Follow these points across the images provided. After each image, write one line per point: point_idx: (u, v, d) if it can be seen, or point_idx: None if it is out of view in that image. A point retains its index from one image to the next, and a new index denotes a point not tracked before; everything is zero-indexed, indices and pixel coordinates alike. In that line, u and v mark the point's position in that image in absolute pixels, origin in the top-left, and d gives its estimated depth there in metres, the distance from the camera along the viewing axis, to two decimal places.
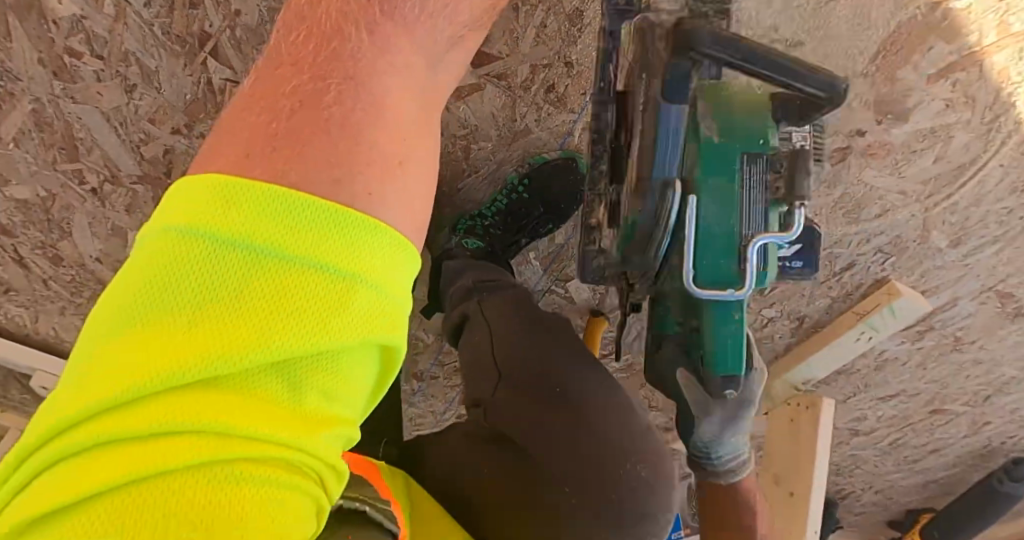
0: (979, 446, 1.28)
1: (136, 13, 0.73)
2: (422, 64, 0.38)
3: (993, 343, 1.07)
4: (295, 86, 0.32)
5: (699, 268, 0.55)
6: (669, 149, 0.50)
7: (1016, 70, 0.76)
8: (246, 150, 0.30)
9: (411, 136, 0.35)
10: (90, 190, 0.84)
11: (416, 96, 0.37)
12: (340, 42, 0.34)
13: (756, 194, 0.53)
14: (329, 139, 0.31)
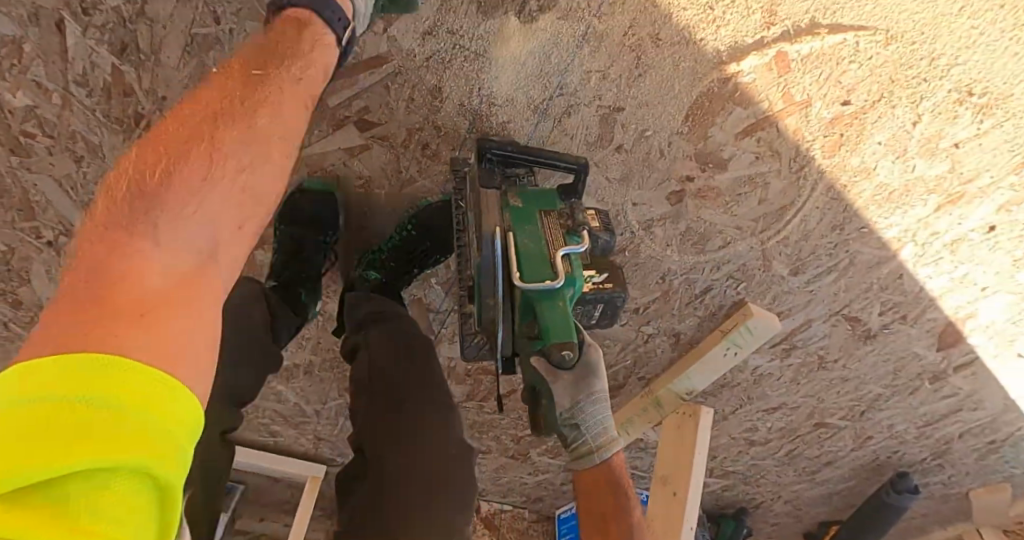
0: (869, 458, 1.39)
1: (79, 101, 0.87)
2: (196, 233, 0.44)
3: (854, 362, 1.19)
4: (79, 280, 0.39)
5: (525, 268, 0.77)
6: (487, 217, 0.80)
7: (809, 132, 0.90)
8: (41, 334, 0.35)
9: (178, 305, 0.40)
10: (47, 242, 1.05)
11: (191, 266, 0.43)
12: (118, 234, 0.41)
13: (553, 228, 0.83)
14: (92, 316, 0.36)
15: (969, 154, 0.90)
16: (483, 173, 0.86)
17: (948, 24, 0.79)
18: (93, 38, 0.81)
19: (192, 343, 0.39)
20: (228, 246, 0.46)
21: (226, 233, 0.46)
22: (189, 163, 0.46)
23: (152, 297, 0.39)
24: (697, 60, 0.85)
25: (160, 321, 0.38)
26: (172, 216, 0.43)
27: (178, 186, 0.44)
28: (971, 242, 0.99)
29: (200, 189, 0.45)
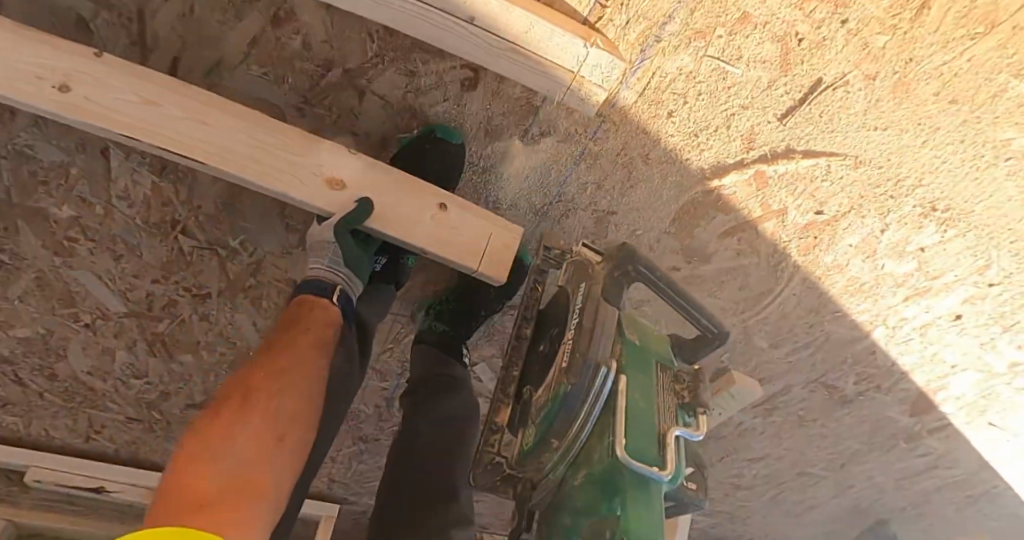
0: (850, 501, 1.49)
1: (121, 211, 0.97)
2: (256, 442, 0.63)
3: (832, 421, 1.28)
4: (182, 475, 0.59)
5: (631, 436, 0.70)
6: (601, 342, 0.71)
7: (785, 233, 0.99)
8: (157, 516, 0.55)
9: (239, 494, 0.58)
10: (84, 324, 1.14)
11: (253, 462, 0.62)
12: (204, 445, 0.61)
13: (667, 398, 0.77)
14: (186, 507, 0.55)
15: (936, 256, 0.98)
16: (606, 284, 0.77)
17: (912, 153, 0.87)
18: (134, 161, 0.90)
19: (247, 522, 0.57)
20: (266, 460, 0.63)
21: (262, 450, 0.63)
22: (229, 412, 0.65)
23: (207, 505, 0.56)
24: (682, 175, 0.93)
25: (222, 510, 0.56)
26: (220, 446, 0.61)
27: (227, 419, 0.64)
28: (939, 327, 1.08)
29: (238, 426, 0.64)
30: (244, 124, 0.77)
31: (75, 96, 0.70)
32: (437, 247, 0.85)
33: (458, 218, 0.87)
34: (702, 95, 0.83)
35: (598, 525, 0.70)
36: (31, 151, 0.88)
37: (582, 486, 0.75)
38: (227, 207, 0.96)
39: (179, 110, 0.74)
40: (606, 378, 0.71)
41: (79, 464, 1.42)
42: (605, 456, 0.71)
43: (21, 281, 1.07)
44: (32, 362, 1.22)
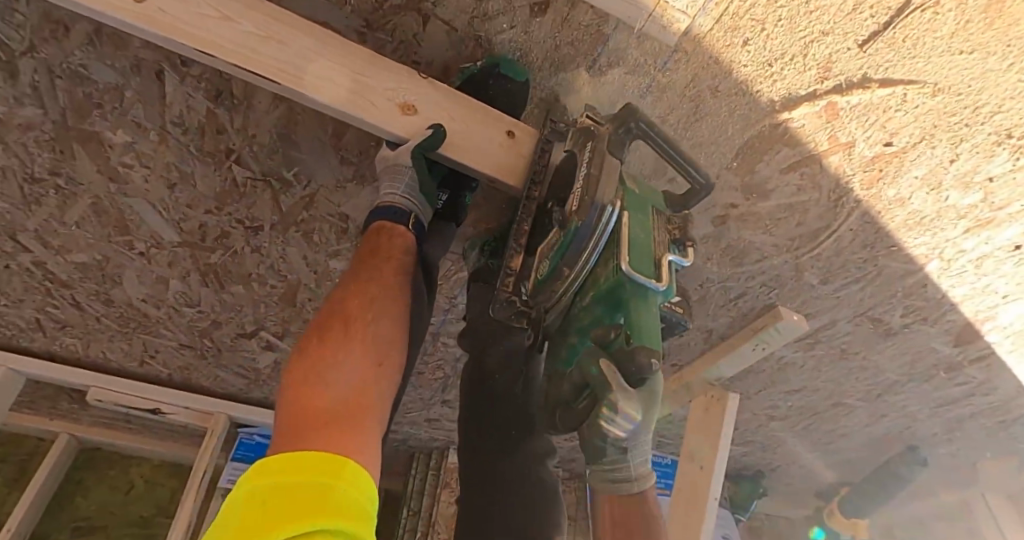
0: (882, 430, 1.53)
1: (175, 138, 0.95)
2: (358, 368, 0.66)
3: (875, 354, 1.30)
4: (296, 397, 0.61)
5: (632, 255, 0.73)
6: (608, 184, 0.73)
7: (850, 167, 0.97)
8: (280, 434, 0.57)
9: (352, 412, 0.60)
10: (139, 252, 1.16)
11: (358, 387, 0.64)
12: (311, 370, 0.64)
13: (660, 235, 0.80)
14: (308, 421, 0.57)
15: (1002, 187, 0.96)
16: (612, 141, 0.76)
17: (995, 76, 0.83)
18: (190, 86, 0.87)
19: (366, 437, 0.58)
20: (370, 385, 0.65)
21: (365, 376, 0.65)
22: (330, 342, 0.67)
23: (336, 419, 0.58)
24: (751, 107, 0.90)
25: (340, 426, 0.57)
26: (329, 375, 0.63)
27: (329, 347, 0.67)
28: (996, 259, 1.07)
29: (341, 358, 0.66)
30: (317, 44, 0.77)
31: (148, 7, 0.68)
32: (502, 173, 0.85)
33: (524, 146, 0.87)
34: (784, 22, 0.79)
35: (603, 334, 0.70)
36: (85, 72, 0.86)
37: (590, 308, 0.76)
38: (283, 139, 0.94)
39: (254, 27, 0.73)
40: (612, 214, 0.74)
41: (135, 386, 1.49)
42: (611, 278, 0.73)
43: (78, 207, 1.07)
44: (88, 288, 1.24)
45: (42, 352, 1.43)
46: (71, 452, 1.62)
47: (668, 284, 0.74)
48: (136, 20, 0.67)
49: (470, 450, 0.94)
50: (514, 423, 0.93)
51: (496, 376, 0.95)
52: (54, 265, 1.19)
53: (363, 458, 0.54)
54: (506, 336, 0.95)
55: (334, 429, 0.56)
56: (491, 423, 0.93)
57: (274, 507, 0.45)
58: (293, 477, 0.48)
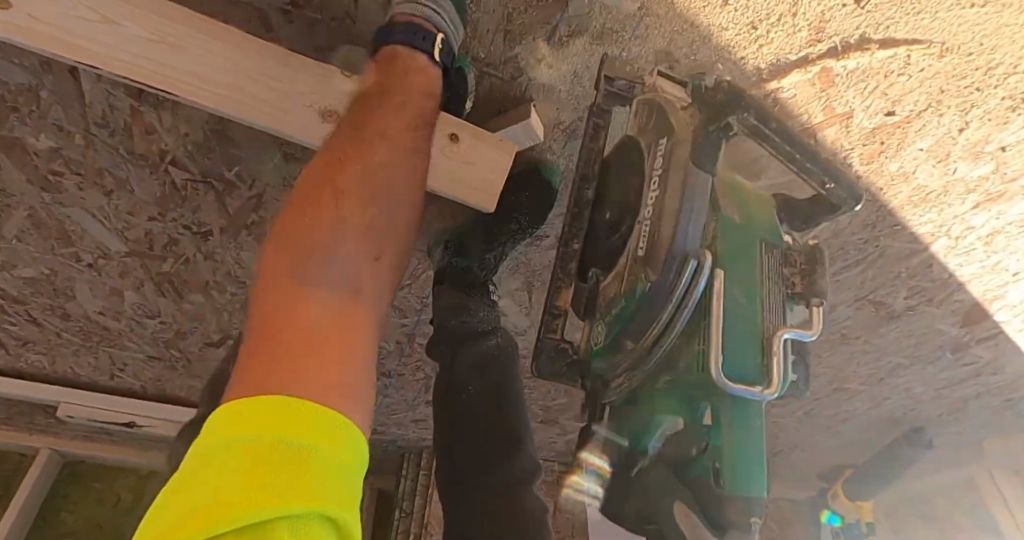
0: (887, 413, 1.47)
1: (102, 140, 0.87)
2: (347, 272, 0.58)
3: (877, 338, 1.22)
4: (277, 293, 0.54)
5: (731, 353, 0.68)
6: (693, 234, 0.64)
7: (848, 140, 0.88)
8: (260, 349, 0.49)
9: (337, 321, 0.53)
10: (87, 264, 1.08)
11: (343, 292, 0.56)
12: (296, 265, 0.56)
13: (772, 296, 0.73)
14: (288, 346, 0.48)
15: (1017, 156, 0.88)
16: (698, 145, 0.65)
17: (1010, 31, 0.73)
18: (109, 84, 0.78)
19: (354, 361, 0.51)
20: (335, 346, 0.51)
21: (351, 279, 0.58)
22: (316, 217, 0.61)
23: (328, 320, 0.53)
24: (733, 78, 0.81)
25: (319, 350, 0.49)
26: (291, 318, 0.51)
27: (313, 240, 0.59)
28: (1007, 234, 0.99)
29: (329, 247, 0.59)
30: (215, 44, 0.69)
31: (20, 15, 0.61)
32: (448, 184, 0.81)
33: (471, 149, 0.81)
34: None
35: (684, 443, 0.72)
36: None
37: (665, 392, 0.74)
38: (221, 137, 0.86)
39: (144, 31, 0.66)
40: (698, 271, 0.65)
41: (109, 399, 1.43)
42: (697, 370, 0.69)
43: (13, 219, 1.00)
44: (42, 302, 1.17)
45: (5, 368, 1.37)
46: (55, 466, 1.57)
47: (778, 388, 0.67)
48: (2, 30, 0.60)
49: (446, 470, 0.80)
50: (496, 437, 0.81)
51: (473, 382, 0.85)
52: (0, 280, 1.12)
53: (360, 346, 0.53)
54: (479, 338, 0.90)
55: (323, 330, 0.51)
56: (468, 435, 0.81)
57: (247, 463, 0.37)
58: (260, 428, 0.40)
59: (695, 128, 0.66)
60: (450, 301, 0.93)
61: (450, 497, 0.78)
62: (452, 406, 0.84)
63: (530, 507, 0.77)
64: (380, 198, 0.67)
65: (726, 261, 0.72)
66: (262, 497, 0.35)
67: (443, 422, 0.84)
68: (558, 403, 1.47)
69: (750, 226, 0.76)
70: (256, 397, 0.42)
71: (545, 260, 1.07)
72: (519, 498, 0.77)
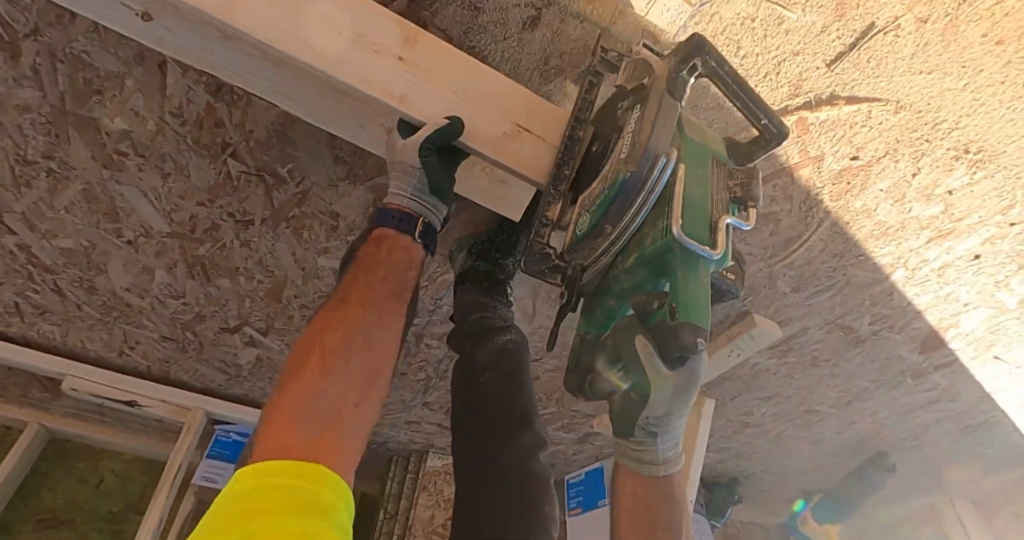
0: (853, 437, 1.58)
1: (172, 129, 0.98)
2: (344, 387, 0.65)
3: (845, 361, 1.34)
4: (283, 402, 0.62)
5: (686, 219, 0.72)
6: (664, 134, 0.69)
7: (819, 180, 1.01)
8: (261, 450, 0.56)
9: (329, 430, 0.60)
10: (127, 241, 1.17)
11: (340, 408, 0.63)
12: (303, 379, 0.64)
13: (721, 194, 0.77)
14: (284, 448, 0.55)
15: (962, 199, 1.02)
16: (671, 79, 0.70)
17: (952, 94, 0.89)
18: (191, 79, 0.90)
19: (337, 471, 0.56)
20: (320, 455, 0.57)
21: (347, 399, 0.64)
22: (313, 367, 0.66)
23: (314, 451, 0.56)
24: (727, 121, 0.96)
25: (308, 457, 0.55)
26: (287, 428, 0.58)
27: (321, 360, 0.67)
28: (957, 267, 1.13)
29: (320, 385, 0.64)
30: (318, 70, 0.83)
31: (158, 27, 0.77)
32: (479, 196, 0.93)
33: (507, 170, 0.91)
34: (758, 46, 0.85)
35: (646, 301, 0.75)
36: (88, 58, 0.89)
37: (629, 269, 0.79)
38: (280, 135, 0.97)
39: (251, 48, 0.80)
40: (667, 167, 0.71)
41: (113, 378, 1.48)
42: (660, 239, 0.73)
43: (69, 191, 1.09)
44: (72, 274, 1.24)
45: (20, 338, 1.42)
46: (41, 441, 1.58)
47: (724, 251, 0.72)
48: (147, 41, 0.77)
49: (462, 450, 0.88)
50: (507, 416, 0.89)
51: (489, 371, 0.94)
52: (39, 249, 1.19)
53: (335, 472, 0.56)
54: (493, 332, 0.99)
55: (307, 459, 0.55)
56: (481, 419, 0.89)
57: (253, 501, 0.49)
58: (261, 479, 0.51)
59: (671, 69, 0.71)
60: (472, 299, 1.03)
61: (466, 471, 0.84)
62: (471, 392, 0.93)
63: (537, 470, 0.83)
64: (369, 349, 0.70)
65: (687, 153, 0.77)
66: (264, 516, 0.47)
67: (460, 409, 0.92)
68: (547, 412, 1.55)
69: (705, 143, 0.79)
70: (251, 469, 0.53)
71: None
72: (527, 464, 0.83)
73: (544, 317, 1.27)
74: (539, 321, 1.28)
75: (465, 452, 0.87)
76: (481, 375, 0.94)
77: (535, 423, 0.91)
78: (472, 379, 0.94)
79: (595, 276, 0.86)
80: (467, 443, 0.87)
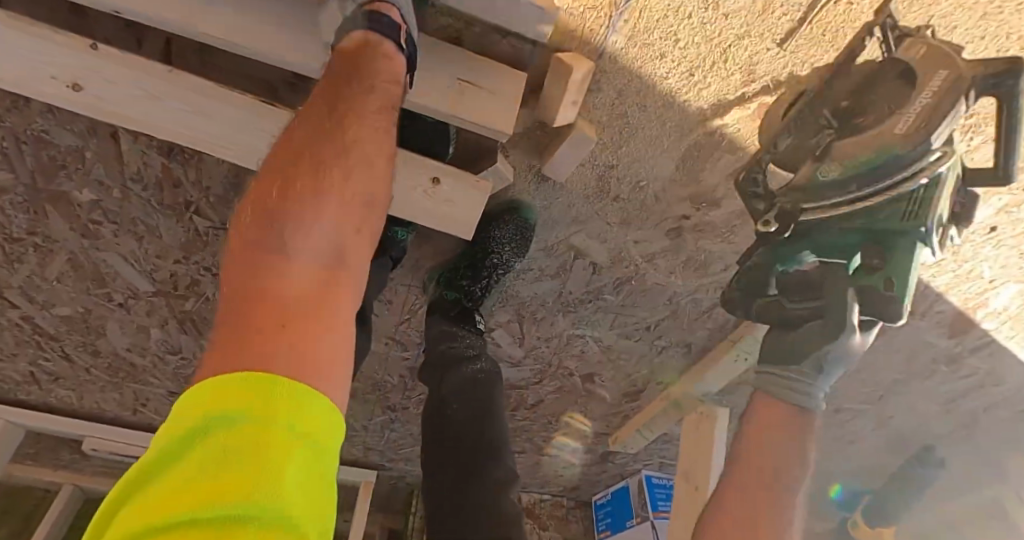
0: (894, 433, 1.47)
1: (135, 192, 1.01)
2: (334, 223, 0.56)
3: (867, 354, 1.24)
4: (252, 241, 0.51)
5: (938, 203, 0.75)
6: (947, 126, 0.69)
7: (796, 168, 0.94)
8: (223, 330, 0.45)
9: (317, 277, 0.51)
10: (118, 303, 1.20)
11: (323, 251, 0.53)
12: (276, 211, 0.53)
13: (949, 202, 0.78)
14: (259, 322, 0.45)
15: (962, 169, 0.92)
16: (972, 81, 0.68)
17: None
18: (143, 144, 0.93)
19: (339, 329, 0.49)
20: (321, 307, 0.49)
21: (338, 231, 0.55)
22: (293, 194, 0.55)
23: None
24: (682, 118, 0.89)
25: (287, 323, 0.45)
26: (270, 281, 0.48)
27: (296, 196, 0.55)
28: (973, 244, 1.01)
29: (311, 218, 0.54)
30: (245, 111, 0.82)
31: (89, 95, 0.78)
32: (428, 219, 0.89)
33: (451, 190, 0.88)
34: (697, 38, 0.80)
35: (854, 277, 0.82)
36: (47, 137, 0.93)
37: (832, 243, 0.83)
38: (236, 187, 0.99)
39: (182, 104, 0.80)
40: (942, 161, 0.73)
41: (131, 434, 1.52)
42: (898, 220, 0.76)
43: (56, 263, 1.13)
44: (76, 339, 1.28)
45: (40, 404, 1.47)
46: (74, 502, 1.62)
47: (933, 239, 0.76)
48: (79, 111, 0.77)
49: (429, 484, 0.85)
50: (472, 448, 0.85)
51: (456, 401, 0.91)
52: (41, 318, 1.24)
53: (337, 331, 0.48)
54: (462, 361, 0.97)
55: (297, 321, 0.46)
56: (446, 450, 0.85)
57: (231, 447, 0.36)
58: (237, 407, 0.38)
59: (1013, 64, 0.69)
60: (439, 328, 1.02)
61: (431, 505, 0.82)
62: (438, 421, 0.90)
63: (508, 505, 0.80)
64: (360, 173, 0.61)
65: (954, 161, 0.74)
66: (230, 490, 0.34)
67: (430, 443, 0.88)
68: (560, 435, 1.49)
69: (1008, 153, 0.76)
70: (226, 374, 0.40)
71: (533, 293, 1.14)
72: (497, 498, 0.80)
73: (534, 338, 1.23)
74: (530, 346, 1.25)
75: (431, 486, 0.84)
76: (449, 404, 0.91)
77: (506, 451, 0.87)
78: (439, 409, 0.91)
79: (764, 246, 0.88)
80: (432, 477, 0.85)
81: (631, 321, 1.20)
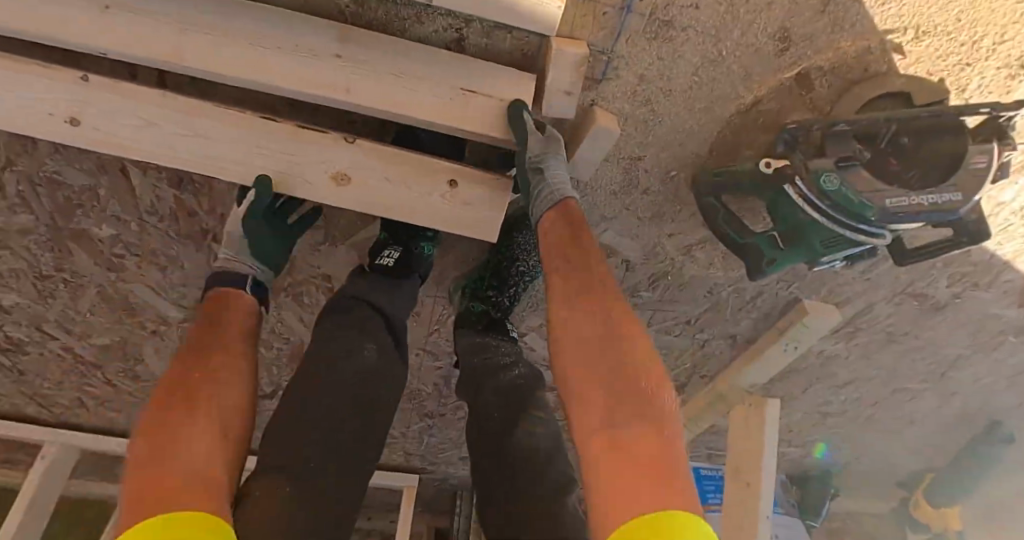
0: (958, 409, 1.38)
1: (152, 224, 1.00)
2: (202, 419, 0.63)
3: (928, 332, 1.15)
4: (189, 446, 0.58)
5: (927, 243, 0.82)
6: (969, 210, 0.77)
7: None
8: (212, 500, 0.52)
9: (192, 458, 0.57)
10: (152, 330, 1.21)
11: (197, 439, 0.60)
12: (166, 428, 0.60)
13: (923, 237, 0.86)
14: (164, 485, 0.52)
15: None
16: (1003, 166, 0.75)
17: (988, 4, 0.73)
18: (153, 176, 0.92)
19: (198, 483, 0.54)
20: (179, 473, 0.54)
21: (209, 431, 0.62)
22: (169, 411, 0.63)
23: (648, 459, 0.54)
24: (713, 100, 0.81)
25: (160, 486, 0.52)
26: (159, 469, 0.54)
27: (162, 416, 0.62)
28: None
29: (182, 423, 0.61)
30: (244, 131, 0.78)
31: (88, 128, 0.76)
32: (444, 225, 0.85)
33: (469, 192, 0.83)
34: (724, 7, 0.71)
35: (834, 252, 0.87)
36: (60, 177, 0.92)
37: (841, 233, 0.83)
38: None
39: (178, 128, 0.77)
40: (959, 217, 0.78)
41: None
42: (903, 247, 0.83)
43: (87, 296, 1.14)
44: (117, 366, 1.30)
45: (92, 428, 1.51)
46: None
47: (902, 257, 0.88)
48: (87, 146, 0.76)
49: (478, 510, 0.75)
50: (517, 457, 0.76)
51: (495, 410, 0.84)
52: (81, 349, 1.26)
53: (213, 491, 0.54)
54: (500, 371, 0.90)
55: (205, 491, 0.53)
56: (491, 465, 0.77)
57: None
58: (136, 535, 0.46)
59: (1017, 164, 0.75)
60: (470, 342, 0.96)
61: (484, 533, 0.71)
62: (480, 439, 0.81)
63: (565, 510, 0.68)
64: (223, 392, 0.68)
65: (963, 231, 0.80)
66: None
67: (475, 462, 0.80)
68: None
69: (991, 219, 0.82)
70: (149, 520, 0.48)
71: None
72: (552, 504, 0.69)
73: None
74: None
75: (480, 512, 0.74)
76: (490, 418, 0.83)
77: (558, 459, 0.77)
78: (479, 427, 0.84)
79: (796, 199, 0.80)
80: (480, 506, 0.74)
81: (669, 315, 1.13)
